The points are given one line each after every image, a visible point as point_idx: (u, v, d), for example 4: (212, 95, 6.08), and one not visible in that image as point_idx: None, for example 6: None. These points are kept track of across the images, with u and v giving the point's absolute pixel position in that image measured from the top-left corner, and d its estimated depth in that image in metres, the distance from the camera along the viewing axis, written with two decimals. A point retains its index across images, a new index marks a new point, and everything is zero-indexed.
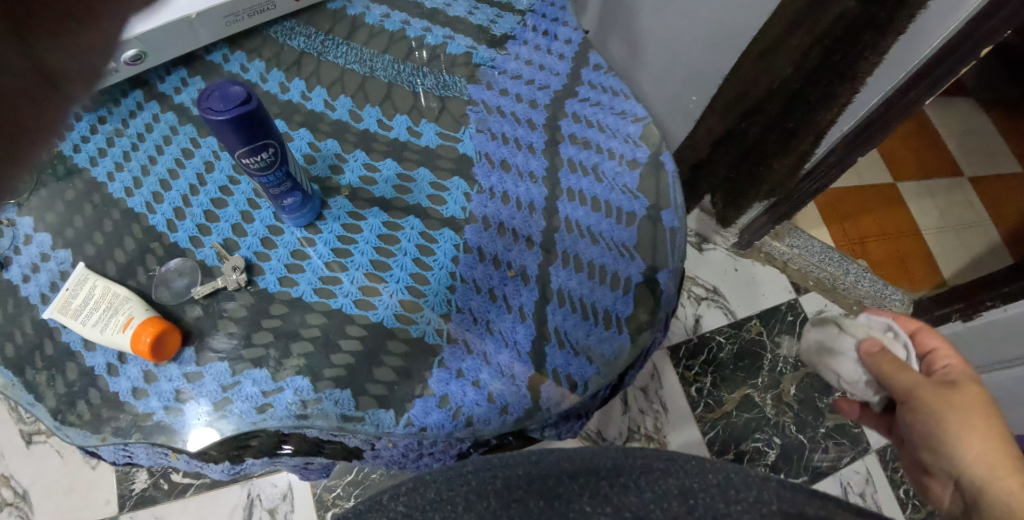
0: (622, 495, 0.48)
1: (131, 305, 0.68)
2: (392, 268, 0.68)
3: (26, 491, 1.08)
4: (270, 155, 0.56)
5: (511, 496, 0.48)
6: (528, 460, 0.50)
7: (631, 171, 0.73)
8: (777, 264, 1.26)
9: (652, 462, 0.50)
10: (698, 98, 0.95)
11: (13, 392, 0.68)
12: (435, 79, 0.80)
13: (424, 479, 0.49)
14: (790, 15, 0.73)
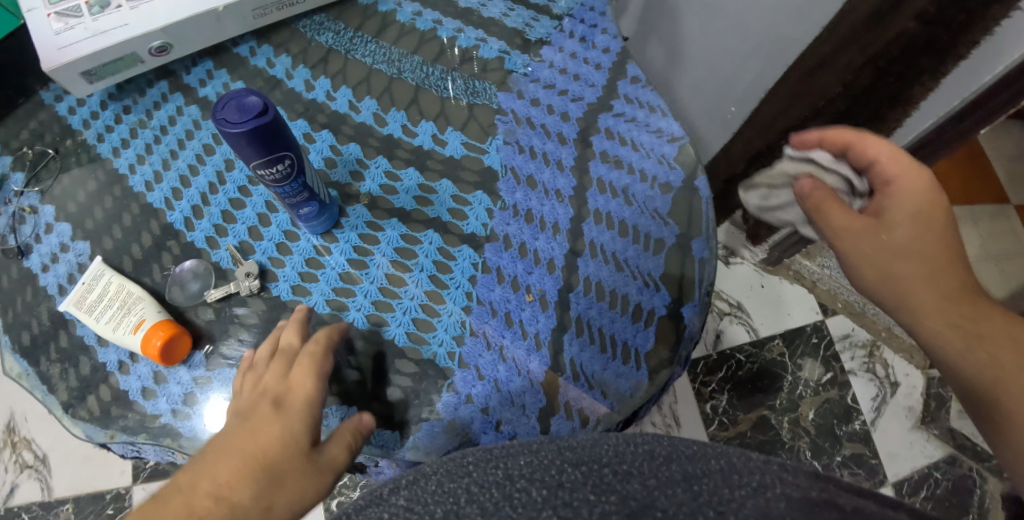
0: (625, 482, 0.42)
1: (144, 306, 0.67)
2: (407, 284, 0.67)
3: (45, 455, 1.10)
4: (286, 166, 0.55)
5: (513, 486, 0.42)
6: (527, 448, 0.43)
7: (664, 195, 0.70)
8: (806, 283, 1.15)
9: (663, 444, 0.43)
10: (737, 109, 0.91)
11: (28, 381, 0.70)
12: (464, 84, 0.77)
13: (425, 470, 0.43)
14: (843, 33, 0.68)
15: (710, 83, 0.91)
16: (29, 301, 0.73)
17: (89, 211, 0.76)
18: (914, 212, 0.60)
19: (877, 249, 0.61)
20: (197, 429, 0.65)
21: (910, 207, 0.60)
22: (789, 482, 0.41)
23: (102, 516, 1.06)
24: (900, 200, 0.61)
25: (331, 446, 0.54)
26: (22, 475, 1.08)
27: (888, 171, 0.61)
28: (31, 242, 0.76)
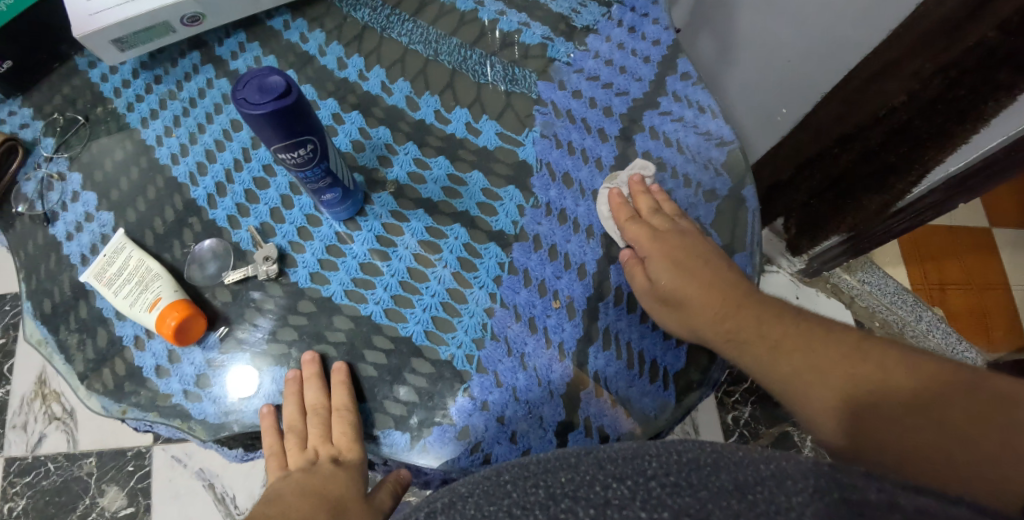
0: (675, 497, 0.37)
1: (161, 284, 0.66)
2: (428, 280, 0.65)
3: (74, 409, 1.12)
4: (308, 151, 0.52)
5: (556, 506, 0.38)
6: (566, 463, 0.40)
7: (707, 203, 0.70)
8: (844, 299, 1.07)
9: (709, 452, 0.39)
10: (787, 112, 0.85)
11: (48, 349, 0.70)
12: (503, 71, 0.74)
13: (459, 494, 0.40)
14: (912, 39, 0.63)
15: (760, 82, 0.86)
16: (53, 269, 0.73)
17: (115, 182, 0.75)
18: (674, 251, 0.64)
19: (664, 301, 0.62)
20: (207, 412, 0.64)
21: (684, 243, 0.64)
22: (854, 489, 0.35)
23: (123, 473, 1.08)
24: (669, 239, 0.65)
25: (380, 495, 0.61)
26: (50, 426, 1.11)
27: (658, 222, 0.66)
28: (58, 209, 0.76)
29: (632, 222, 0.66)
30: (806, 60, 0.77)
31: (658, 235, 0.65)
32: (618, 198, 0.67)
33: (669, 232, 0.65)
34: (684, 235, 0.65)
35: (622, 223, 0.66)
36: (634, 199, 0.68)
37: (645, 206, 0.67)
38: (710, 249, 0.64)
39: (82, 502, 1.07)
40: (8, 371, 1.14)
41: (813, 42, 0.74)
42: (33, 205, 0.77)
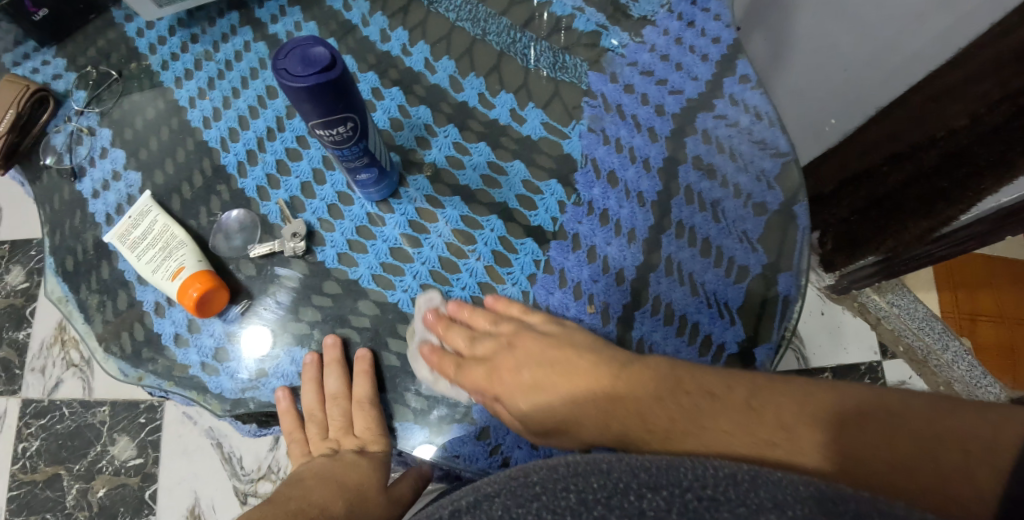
0: (714, 511, 0.36)
1: (184, 253, 0.64)
2: (460, 271, 0.64)
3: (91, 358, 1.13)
4: (347, 130, 0.50)
5: (588, 512, 0.37)
6: (598, 468, 0.39)
7: (756, 217, 0.65)
8: (869, 320, 1.02)
9: (745, 469, 0.38)
10: (837, 122, 0.82)
11: (67, 308, 0.69)
12: (552, 57, 0.72)
13: (483, 493, 0.39)
14: (983, 60, 0.59)
15: (815, 88, 0.82)
16: (78, 226, 0.72)
17: (145, 141, 0.74)
18: (529, 362, 0.58)
19: (544, 418, 0.56)
20: (224, 387, 0.62)
21: (542, 340, 0.59)
22: (898, 515, 0.34)
23: (135, 424, 1.09)
24: (510, 357, 0.59)
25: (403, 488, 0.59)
26: (67, 372, 1.12)
27: (488, 347, 0.61)
28: (86, 165, 0.75)
29: (462, 371, 0.60)
30: (868, 74, 0.73)
31: (509, 341, 0.60)
32: (433, 350, 0.61)
33: (500, 354, 0.60)
34: (526, 332, 0.60)
35: (454, 378, 0.60)
36: (448, 342, 0.61)
37: (460, 337, 0.61)
38: (550, 336, 0.59)
39: (94, 449, 1.08)
40: (30, 314, 1.14)
41: (880, 58, 0.70)
42: (61, 158, 0.75)
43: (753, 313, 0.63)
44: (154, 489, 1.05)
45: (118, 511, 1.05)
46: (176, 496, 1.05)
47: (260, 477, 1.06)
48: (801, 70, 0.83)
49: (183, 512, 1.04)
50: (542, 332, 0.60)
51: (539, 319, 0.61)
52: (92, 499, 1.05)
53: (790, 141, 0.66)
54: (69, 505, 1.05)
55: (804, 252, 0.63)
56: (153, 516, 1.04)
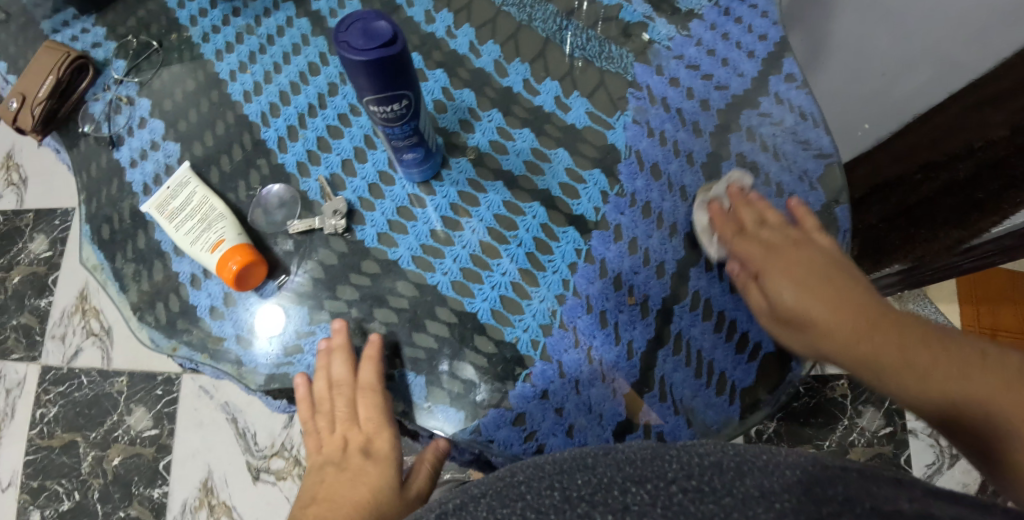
0: (697, 502, 0.37)
1: (225, 225, 0.64)
2: (501, 256, 0.62)
3: (110, 328, 1.15)
4: (401, 107, 0.49)
5: (572, 510, 0.38)
6: (583, 463, 0.40)
7: (798, 217, 0.67)
8: None
9: (728, 456, 0.40)
10: (870, 127, 0.80)
11: (103, 275, 0.70)
12: (598, 46, 0.72)
13: (472, 495, 0.40)
14: None
15: (851, 90, 0.80)
16: (115, 195, 0.72)
17: (184, 113, 0.74)
18: (790, 259, 0.62)
19: (821, 335, 0.58)
20: (258, 361, 0.63)
21: (789, 258, 0.62)
22: (885, 498, 0.36)
23: (151, 395, 1.11)
24: (795, 250, 0.62)
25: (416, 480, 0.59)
26: (87, 341, 1.15)
27: (772, 236, 0.64)
28: (123, 133, 0.75)
29: (740, 240, 0.64)
30: (909, 78, 0.71)
31: (795, 241, 0.63)
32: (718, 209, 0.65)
33: (784, 244, 0.63)
34: (809, 242, 0.63)
35: (728, 239, 0.64)
36: (736, 211, 0.66)
37: (750, 216, 0.65)
38: (807, 247, 0.63)
39: (111, 418, 1.11)
40: (51, 283, 1.19)
41: (922, 63, 0.69)
42: (100, 126, 0.75)
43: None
44: (169, 460, 1.08)
45: (133, 479, 1.07)
46: (189, 468, 1.07)
47: (272, 454, 1.06)
48: (837, 71, 0.81)
49: (196, 485, 1.06)
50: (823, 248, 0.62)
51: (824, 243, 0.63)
52: (107, 466, 1.08)
53: (833, 142, 0.67)
54: (85, 472, 1.09)
55: (843, 253, 0.66)
56: (166, 487, 1.07)
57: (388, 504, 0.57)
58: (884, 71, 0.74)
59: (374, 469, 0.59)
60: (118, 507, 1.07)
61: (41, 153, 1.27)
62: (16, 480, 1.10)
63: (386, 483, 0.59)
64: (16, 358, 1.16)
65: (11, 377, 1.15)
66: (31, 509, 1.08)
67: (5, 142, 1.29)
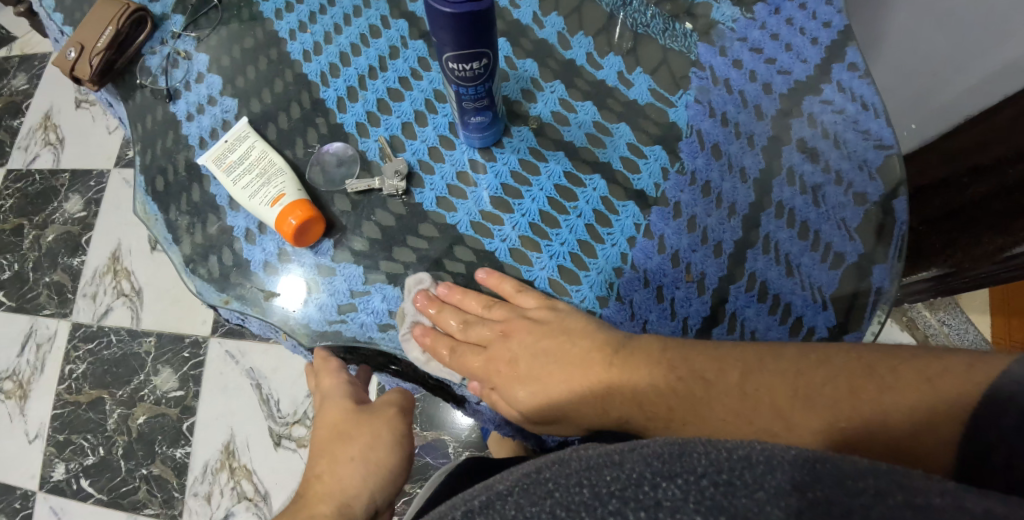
0: (731, 497, 0.36)
1: (285, 180, 0.65)
2: (560, 227, 0.64)
3: (141, 289, 1.18)
4: (480, 66, 0.51)
5: (603, 507, 0.37)
6: (610, 460, 0.39)
7: (856, 206, 0.65)
8: (916, 336, 0.98)
9: (759, 451, 0.38)
10: (918, 127, 0.79)
11: (156, 226, 0.70)
12: (663, 23, 0.72)
13: (498, 492, 0.40)
14: None
15: (902, 87, 0.80)
16: (170, 147, 0.73)
17: (241, 70, 0.74)
18: (537, 341, 0.62)
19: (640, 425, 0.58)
20: (311, 318, 0.64)
21: (534, 329, 0.62)
22: (917, 490, 0.35)
23: (178, 357, 1.13)
24: (506, 340, 0.64)
25: (387, 402, 0.64)
26: (117, 301, 1.17)
27: (485, 332, 0.64)
28: (180, 88, 0.75)
29: (455, 355, 0.64)
30: (967, 76, 0.70)
31: (507, 331, 0.64)
32: (425, 333, 0.63)
33: (495, 342, 0.64)
34: (519, 320, 0.63)
35: (447, 362, 0.64)
36: (438, 323, 0.64)
37: (453, 319, 0.64)
38: (541, 323, 0.62)
39: (138, 376, 1.13)
40: (84, 243, 1.22)
41: (980, 63, 0.69)
42: (157, 79, 0.76)
43: (842, 305, 0.64)
44: (192, 421, 1.09)
45: (157, 438, 1.09)
46: (212, 430, 1.08)
47: (295, 422, 1.07)
48: (887, 69, 0.81)
49: (218, 447, 1.07)
50: (533, 318, 0.63)
51: (533, 305, 0.63)
52: (132, 424, 1.11)
53: (895, 134, 0.65)
54: (110, 428, 1.11)
55: (901, 242, 0.63)
56: (189, 447, 1.08)
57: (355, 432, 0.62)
58: (935, 70, 0.74)
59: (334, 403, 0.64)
60: (141, 464, 1.08)
61: (79, 114, 1.31)
62: (43, 432, 1.12)
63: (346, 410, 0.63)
64: (48, 314, 1.19)
65: (42, 332, 1.18)
66: (57, 461, 1.10)
67: (44, 103, 1.34)
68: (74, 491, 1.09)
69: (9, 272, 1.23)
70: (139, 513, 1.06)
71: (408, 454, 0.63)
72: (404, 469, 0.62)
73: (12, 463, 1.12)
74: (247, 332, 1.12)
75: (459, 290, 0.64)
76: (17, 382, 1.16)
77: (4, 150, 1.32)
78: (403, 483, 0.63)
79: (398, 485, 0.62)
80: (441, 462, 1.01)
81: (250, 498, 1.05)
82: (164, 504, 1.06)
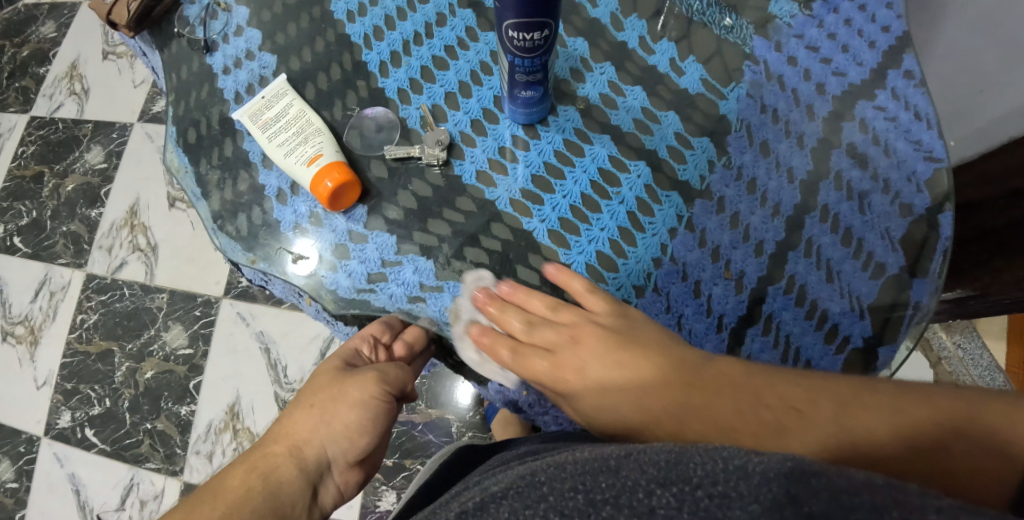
0: (724, 508, 0.37)
1: (322, 140, 0.63)
2: (601, 212, 0.63)
3: (156, 245, 1.17)
4: (541, 37, 0.49)
5: (596, 513, 0.39)
6: (606, 468, 0.41)
7: (902, 218, 0.62)
8: (930, 358, 0.95)
9: (757, 461, 0.38)
10: (956, 145, 0.77)
11: (185, 179, 0.69)
12: (719, 12, 0.69)
13: (495, 496, 0.42)
14: None
15: (947, 101, 0.76)
16: (205, 100, 0.71)
17: (283, 26, 0.72)
18: (629, 361, 0.58)
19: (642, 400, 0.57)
20: (340, 284, 0.62)
21: (604, 338, 0.60)
22: (914, 506, 0.34)
23: (189, 315, 1.12)
24: (576, 353, 0.60)
25: (372, 366, 0.64)
26: (132, 255, 1.17)
27: (551, 336, 0.61)
28: (218, 40, 0.73)
29: (518, 356, 0.62)
30: (1015, 97, 0.68)
31: (573, 336, 0.61)
32: (484, 333, 0.62)
33: (563, 348, 0.61)
34: (590, 326, 0.60)
35: (508, 362, 0.62)
36: (499, 323, 0.62)
37: (516, 319, 0.62)
38: (614, 331, 0.60)
39: (148, 331, 1.13)
40: (103, 195, 1.21)
41: None
42: (194, 30, 0.74)
43: (879, 317, 0.62)
44: (199, 381, 1.09)
45: (163, 394, 1.09)
46: (218, 391, 1.08)
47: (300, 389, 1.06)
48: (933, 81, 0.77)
49: (222, 408, 1.07)
50: (606, 326, 0.60)
51: (602, 309, 0.60)
52: (139, 379, 1.11)
53: (947, 146, 0.62)
54: (118, 381, 1.11)
55: (945, 256, 0.61)
56: (193, 406, 1.08)
57: (325, 388, 0.63)
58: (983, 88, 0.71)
59: (332, 360, 0.66)
60: (145, 419, 1.08)
61: (105, 66, 1.29)
62: (50, 379, 1.13)
63: (331, 370, 0.65)
64: (62, 263, 1.19)
65: (55, 280, 1.18)
66: (63, 410, 1.11)
67: (70, 53, 1.32)
68: (78, 439, 1.09)
69: (27, 218, 1.23)
70: (140, 467, 1.06)
71: (383, 418, 0.62)
72: (370, 429, 0.61)
73: (18, 408, 1.12)
74: (259, 296, 1.10)
75: (523, 290, 0.62)
76: (28, 328, 1.16)
77: (29, 97, 1.31)
78: (369, 444, 0.61)
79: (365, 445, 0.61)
80: (442, 441, 1.00)
81: None
82: (166, 459, 1.06)
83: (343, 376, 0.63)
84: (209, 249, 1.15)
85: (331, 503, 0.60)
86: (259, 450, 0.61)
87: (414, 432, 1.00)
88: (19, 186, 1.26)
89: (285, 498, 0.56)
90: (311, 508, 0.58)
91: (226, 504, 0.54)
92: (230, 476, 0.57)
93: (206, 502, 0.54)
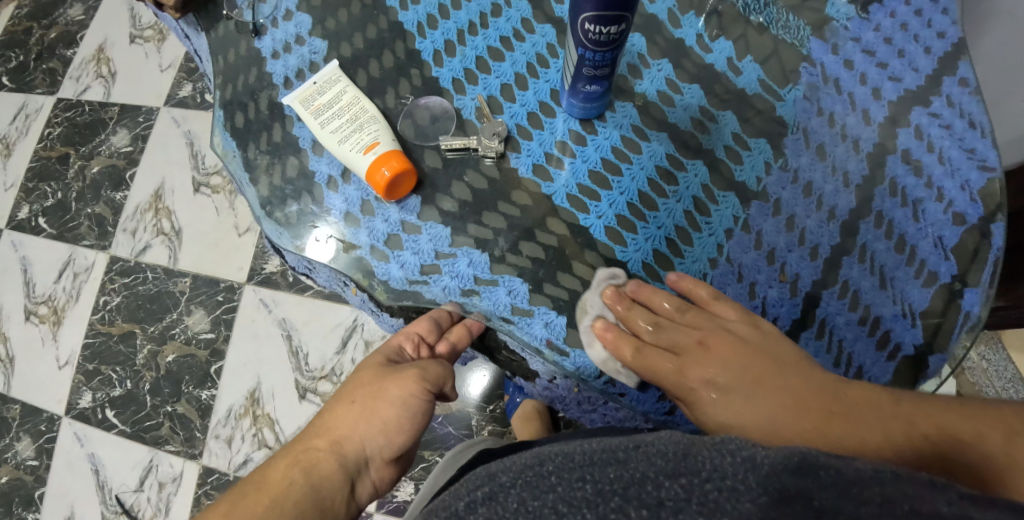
0: (733, 501, 0.34)
1: (378, 128, 0.63)
2: (658, 210, 0.63)
3: (181, 229, 1.17)
4: (617, 31, 0.49)
5: (606, 505, 0.36)
6: (615, 458, 0.38)
7: (954, 226, 0.59)
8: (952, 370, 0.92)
9: (765, 454, 0.36)
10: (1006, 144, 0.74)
11: (232, 163, 0.68)
12: (777, 12, 0.67)
13: (503, 484, 0.39)
14: None
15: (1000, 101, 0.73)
16: (252, 84, 0.71)
17: (333, 12, 0.71)
18: (738, 360, 0.58)
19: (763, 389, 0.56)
20: (392, 275, 0.62)
21: (736, 345, 0.58)
22: (922, 501, 0.32)
23: (212, 300, 1.12)
24: (706, 360, 0.59)
25: (413, 363, 0.61)
26: (156, 239, 1.17)
27: (677, 338, 0.60)
28: (267, 25, 0.73)
29: (641, 356, 0.59)
30: None
31: (704, 338, 0.60)
32: (609, 327, 0.60)
33: (691, 353, 0.59)
34: (723, 332, 0.59)
35: (630, 362, 0.60)
36: (625, 322, 0.61)
37: (643, 319, 0.60)
38: (745, 339, 0.58)
39: (170, 315, 1.13)
40: (129, 178, 1.22)
41: None
42: (243, 13, 0.73)
43: (931, 325, 0.59)
44: (221, 365, 1.09)
45: (184, 378, 1.10)
46: (240, 376, 1.08)
47: (322, 377, 1.06)
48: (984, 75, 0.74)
49: (243, 393, 1.07)
50: (735, 333, 0.59)
51: (732, 317, 0.60)
52: (161, 361, 1.11)
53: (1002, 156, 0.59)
54: (140, 363, 1.12)
55: (995, 267, 0.58)
56: (215, 390, 1.08)
57: (365, 383, 0.60)
58: None
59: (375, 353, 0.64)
60: (166, 402, 1.09)
61: (132, 50, 1.29)
62: (73, 360, 1.13)
63: (372, 363, 0.62)
64: (87, 245, 1.19)
65: (80, 262, 1.18)
66: (85, 390, 1.11)
67: (98, 37, 1.32)
68: (99, 420, 1.09)
69: (53, 199, 1.24)
70: (160, 449, 1.06)
71: (422, 416, 0.59)
72: (408, 427, 0.59)
73: (39, 387, 1.13)
74: (282, 283, 1.10)
75: (649, 287, 0.61)
76: (52, 308, 1.17)
77: (57, 79, 1.32)
78: (406, 442, 0.59)
79: (405, 444, 0.59)
80: (463, 434, 1.00)
81: (270, 446, 1.04)
82: (186, 442, 1.06)
83: (385, 370, 0.61)
84: (233, 234, 1.15)
85: (367, 498, 0.59)
86: (298, 439, 0.59)
87: (432, 424, 1.00)
88: (45, 167, 1.26)
89: (326, 495, 0.55)
90: (349, 505, 0.56)
91: (268, 500, 0.52)
92: (270, 469, 0.56)
93: (250, 496, 0.53)
